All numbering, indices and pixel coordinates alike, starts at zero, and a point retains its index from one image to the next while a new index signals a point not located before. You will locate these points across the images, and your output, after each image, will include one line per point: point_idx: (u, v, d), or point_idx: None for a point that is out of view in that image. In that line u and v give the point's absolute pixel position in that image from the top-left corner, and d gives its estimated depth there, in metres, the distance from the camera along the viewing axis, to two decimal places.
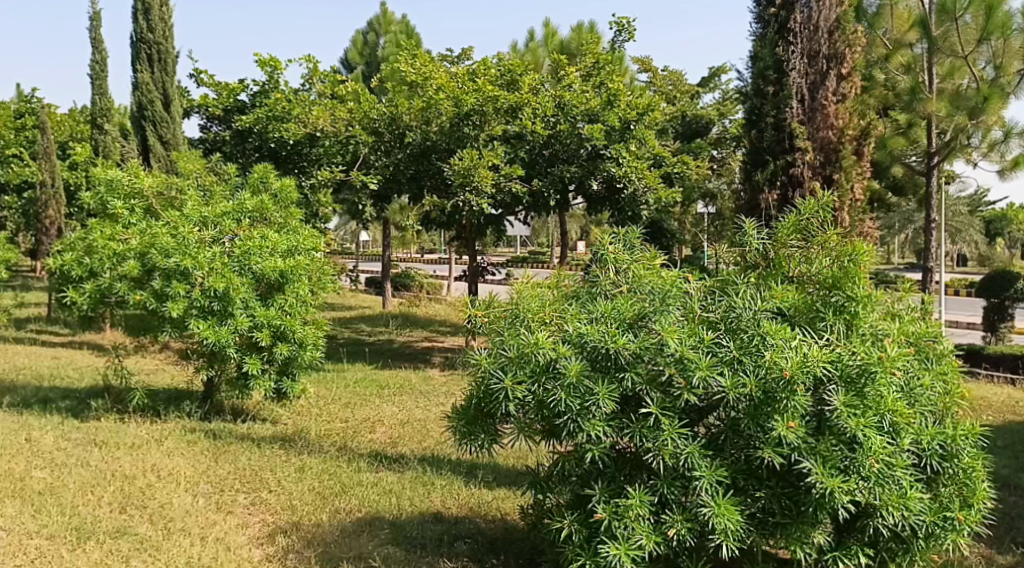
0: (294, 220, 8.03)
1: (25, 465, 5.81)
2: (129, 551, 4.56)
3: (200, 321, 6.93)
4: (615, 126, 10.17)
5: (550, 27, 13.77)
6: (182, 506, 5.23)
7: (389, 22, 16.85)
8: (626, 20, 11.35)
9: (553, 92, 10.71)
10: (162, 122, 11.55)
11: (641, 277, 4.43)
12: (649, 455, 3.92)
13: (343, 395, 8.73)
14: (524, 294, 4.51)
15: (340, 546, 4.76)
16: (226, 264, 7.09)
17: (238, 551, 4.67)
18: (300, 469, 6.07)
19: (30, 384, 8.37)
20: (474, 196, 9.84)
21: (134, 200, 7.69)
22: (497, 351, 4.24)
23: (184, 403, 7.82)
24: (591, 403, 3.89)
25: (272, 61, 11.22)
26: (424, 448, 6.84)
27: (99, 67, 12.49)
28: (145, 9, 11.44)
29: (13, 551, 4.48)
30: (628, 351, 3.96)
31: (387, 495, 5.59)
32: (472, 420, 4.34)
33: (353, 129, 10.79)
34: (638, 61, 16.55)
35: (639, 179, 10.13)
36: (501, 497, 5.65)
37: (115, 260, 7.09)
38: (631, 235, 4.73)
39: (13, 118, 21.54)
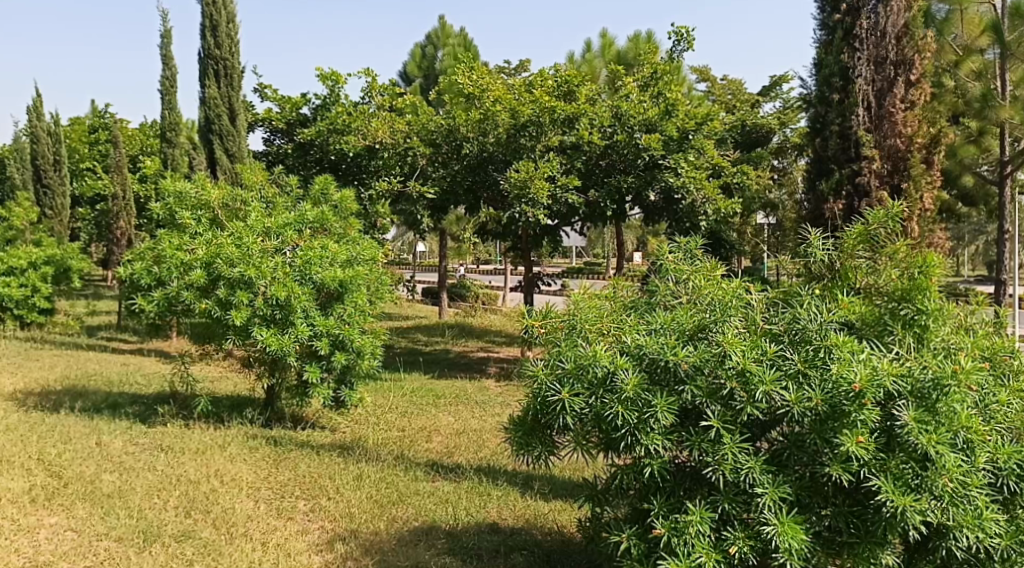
0: (354, 230, 8.16)
1: (95, 468, 6.00)
2: (193, 555, 4.66)
3: (262, 329, 7.07)
4: (673, 136, 10.13)
5: (608, 37, 13.72)
6: (244, 512, 5.33)
7: (447, 35, 17.03)
8: (685, 30, 11.24)
9: (609, 102, 10.66)
10: (228, 135, 11.88)
11: (701, 287, 4.35)
12: (710, 470, 3.85)
13: (400, 404, 8.81)
14: (581, 304, 4.47)
15: (397, 555, 4.79)
16: (288, 273, 7.25)
17: (298, 557, 4.74)
18: (358, 477, 6.13)
19: (100, 389, 8.66)
20: (530, 207, 9.78)
21: (201, 211, 7.93)
22: (554, 362, 4.19)
23: (246, 410, 7.99)
24: (649, 416, 3.85)
25: (333, 75, 11.45)
26: (480, 458, 6.85)
27: (169, 83, 12.92)
28: (212, 25, 11.79)
29: (83, 552, 4.64)
30: (689, 362, 3.90)
31: (443, 505, 5.60)
32: (529, 431, 4.32)
33: (411, 141, 11.01)
34: (696, 71, 16.38)
35: (698, 189, 10.01)
36: (557, 509, 5.62)
37: (183, 269, 7.25)
38: (690, 245, 4.64)
39: (87, 133, 22.49)
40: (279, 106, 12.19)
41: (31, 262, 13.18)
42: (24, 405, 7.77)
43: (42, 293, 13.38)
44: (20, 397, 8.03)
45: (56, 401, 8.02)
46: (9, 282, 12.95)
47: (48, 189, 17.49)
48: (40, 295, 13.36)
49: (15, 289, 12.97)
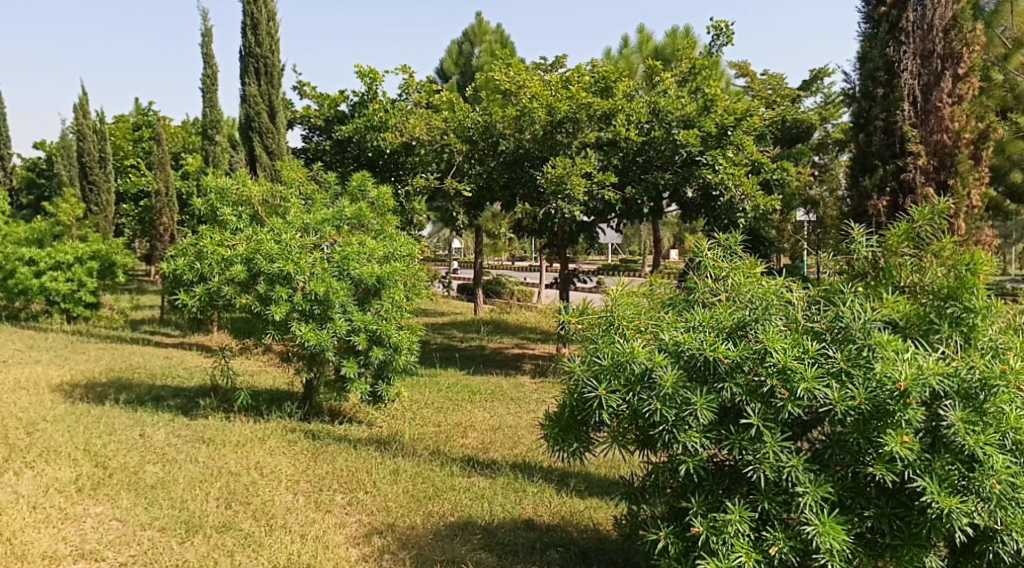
0: (391, 227, 8.20)
1: (139, 459, 6.12)
2: (234, 545, 4.74)
3: (301, 324, 7.15)
4: (711, 132, 10.02)
5: (645, 33, 13.61)
6: (283, 504, 5.40)
7: (484, 32, 17.04)
8: (724, 24, 11.12)
9: (647, 98, 10.57)
10: (268, 132, 12.02)
11: (740, 285, 4.29)
12: (749, 469, 3.81)
13: (435, 399, 8.85)
14: (619, 301, 4.42)
15: (433, 549, 4.82)
16: (327, 269, 7.34)
17: (336, 550, 4.78)
18: (395, 472, 6.17)
19: (144, 382, 8.83)
20: (566, 203, 9.75)
21: (242, 208, 8.04)
22: (591, 359, 4.15)
23: (285, 403, 8.10)
24: (687, 413, 3.83)
25: (371, 72, 11.53)
26: (516, 455, 6.86)
27: (210, 81, 13.12)
28: (253, 24, 11.94)
29: (128, 542, 4.74)
30: (728, 359, 3.85)
31: (479, 501, 5.61)
32: (566, 427, 4.30)
33: (447, 138, 11.01)
34: (735, 66, 16.19)
35: (736, 186, 9.91)
36: (593, 506, 5.60)
37: (223, 265, 7.36)
38: (730, 241, 4.59)
39: (132, 130, 22.97)
40: (318, 103, 12.31)
41: (77, 257, 13.50)
42: (70, 397, 7.95)
43: (88, 287, 13.71)
44: (68, 389, 8.23)
45: (102, 393, 8.20)
46: (56, 276, 13.30)
47: (93, 186, 17.87)
48: (85, 289, 13.69)
49: (62, 283, 13.32)
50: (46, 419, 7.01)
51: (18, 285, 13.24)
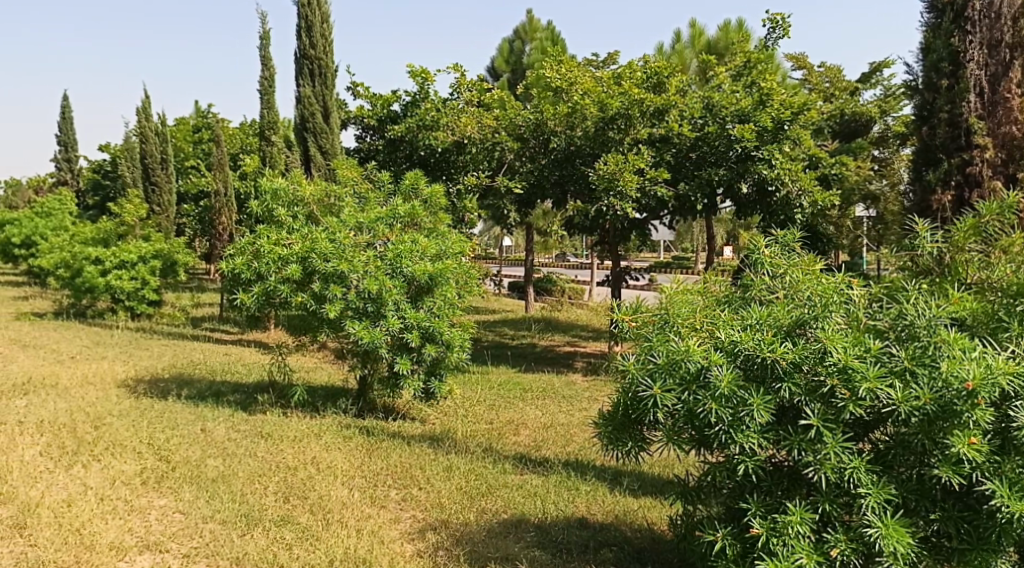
0: (443, 225, 8.25)
1: (200, 454, 6.28)
2: (292, 539, 4.82)
3: (355, 322, 7.24)
4: (767, 127, 9.69)
5: (697, 26, 13.42)
6: (339, 499, 5.48)
7: (535, 29, 17.03)
8: (781, 17, 10.90)
9: (700, 93, 10.49)
10: (322, 133, 12.20)
11: (798, 282, 4.19)
12: (809, 470, 3.73)
13: (487, 396, 8.89)
14: (673, 300, 4.36)
15: (487, 546, 4.84)
16: (380, 266, 7.41)
17: (392, 545, 4.83)
18: (448, 468, 6.21)
19: (205, 377, 9.05)
20: (618, 200, 9.69)
21: (297, 207, 8.17)
22: (645, 357, 4.10)
23: (340, 400, 8.22)
24: (744, 413, 3.77)
25: (422, 72, 11.62)
26: (568, 453, 6.84)
27: (267, 83, 13.37)
28: (308, 26, 12.18)
29: (190, 534, 4.86)
30: (787, 359, 3.77)
31: (532, 498, 5.62)
32: (620, 426, 4.27)
33: (499, 136, 11.05)
34: (792, 58, 15.87)
35: (794, 181, 9.79)
36: (647, 506, 5.55)
37: (280, 264, 7.50)
38: (787, 238, 4.51)
39: (191, 133, 23.58)
40: (371, 103, 12.46)
41: (141, 256, 13.89)
42: (134, 392, 8.20)
43: (151, 285, 14.11)
44: (132, 384, 8.49)
45: (165, 388, 8.44)
46: (121, 274, 13.72)
47: (156, 187, 18.38)
48: (149, 287, 14.10)
49: (126, 281, 13.74)
50: (112, 413, 7.24)
51: (85, 284, 13.71)
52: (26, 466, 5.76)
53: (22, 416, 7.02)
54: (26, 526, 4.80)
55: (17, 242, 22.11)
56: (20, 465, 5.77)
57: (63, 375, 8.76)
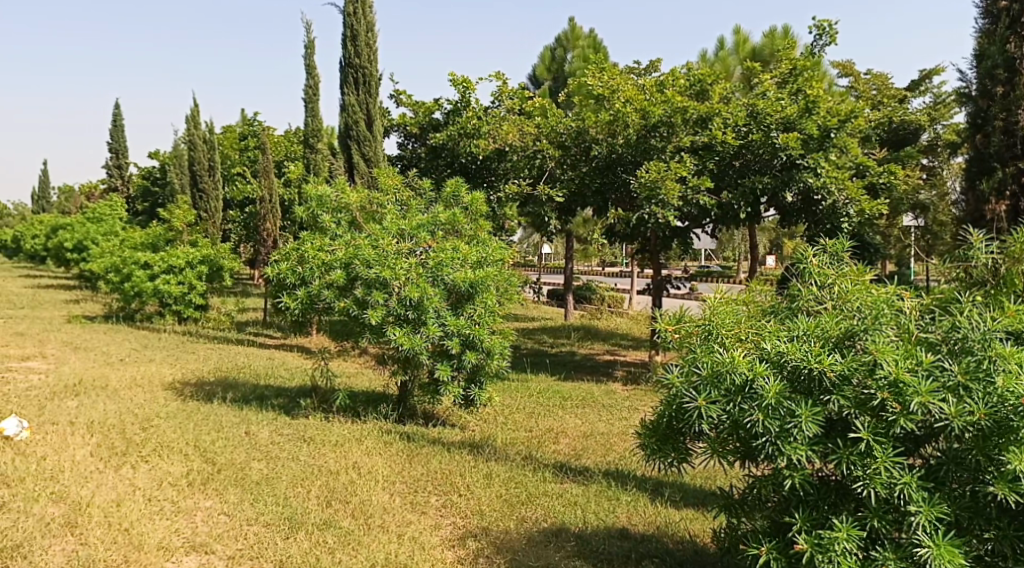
0: (484, 232, 8.27)
1: (245, 457, 6.36)
2: (335, 543, 4.87)
3: (396, 328, 7.30)
4: (813, 135, 9.66)
5: (742, 33, 13.27)
6: (380, 504, 5.52)
7: (577, 37, 16.98)
8: (828, 23, 10.76)
9: (745, 100, 10.37)
10: (365, 140, 12.33)
11: (848, 293, 4.11)
12: (858, 485, 3.66)
13: (527, 404, 8.89)
14: (718, 310, 4.29)
15: (528, 554, 4.83)
16: (421, 274, 7.45)
17: (433, 551, 4.85)
18: (488, 476, 6.21)
19: (249, 381, 9.18)
20: (660, 209, 9.62)
21: (341, 214, 8.25)
22: (690, 368, 4.05)
23: (380, 405, 8.27)
24: (791, 426, 3.70)
25: (464, 81, 11.69)
26: (609, 462, 6.79)
27: (312, 92, 13.56)
28: (353, 35, 12.35)
29: (236, 535, 4.93)
30: (835, 371, 3.70)
31: (572, 507, 5.59)
32: (663, 437, 4.22)
33: (540, 144, 11.07)
34: (839, 65, 15.62)
35: (840, 189, 9.72)
36: (689, 517, 5.48)
37: (324, 269, 7.59)
38: (837, 247, 4.43)
39: (238, 140, 24.01)
40: (413, 110, 12.58)
41: (188, 261, 14.17)
42: (182, 394, 8.36)
43: (197, 290, 14.38)
44: (179, 387, 8.65)
45: (210, 391, 8.58)
46: (169, 279, 14.00)
47: (203, 193, 18.69)
48: (195, 292, 14.36)
49: (173, 286, 14.02)
50: (160, 415, 7.38)
51: (134, 288, 14.02)
52: (78, 465, 5.90)
53: (74, 416, 7.19)
54: (77, 524, 4.90)
55: (70, 246, 22.72)
56: (72, 465, 5.91)
57: (113, 377, 8.97)
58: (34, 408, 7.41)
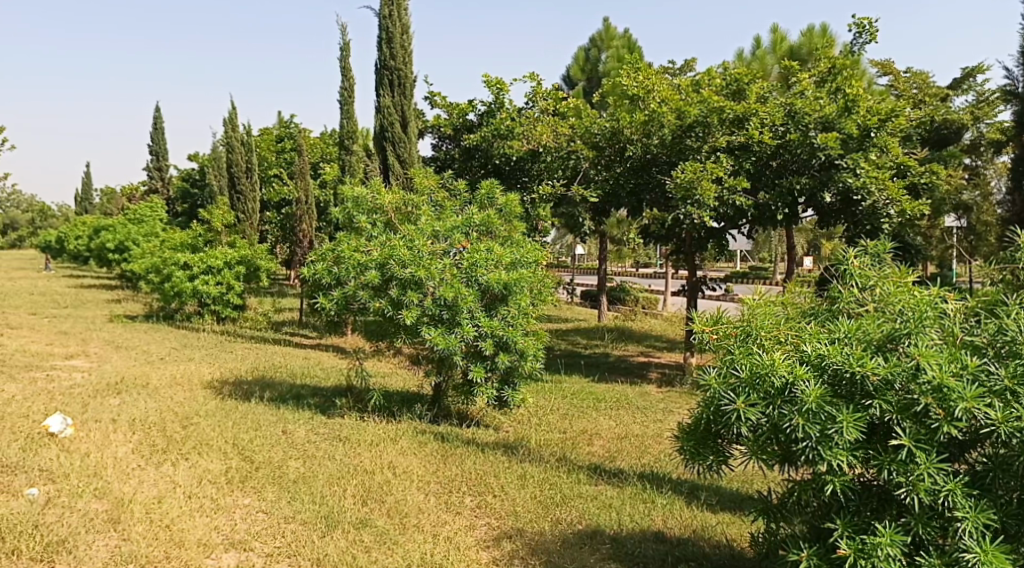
0: (518, 233, 8.26)
1: (282, 455, 6.43)
2: (371, 542, 4.90)
3: (431, 329, 7.34)
4: (852, 134, 9.55)
5: (779, 32, 13.11)
6: (415, 504, 5.54)
7: (611, 37, 16.93)
8: (868, 21, 10.60)
9: (783, 99, 10.21)
10: (400, 142, 12.40)
11: (890, 294, 4.02)
12: (902, 491, 3.59)
13: (561, 406, 8.86)
14: (756, 311, 4.23)
15: (563, 556, 4.81)
16: (456, 274, 7.49)
17: (468, 551, 4.86)
18: (523, 476, 6.21)
19: (285, 381, 9.27)
20: (696, 209, 9.53)
21: (377, 215, 8.29)
22: (727, 370, 3.99)
23: (415, 405, 8.31)
24: (832, 431, 3.63)
25: (498, 82, 11.71)
26: (644, 465, 6.75)
27: (348, 94, 13.68)
28: (388, 38, 12.43)
29: (274, 534, 4.98)
30: (878, 375, 3.63)
31: (607, 510, 5.56)
32: (701, 440, 4.18)
33: (574, 145, 11.22)
34: (878, 64, 15.37)
35: (881, 190, 9.54)
36: (726, 521, 5.43)
37: (360, 270, 7.63)
38: (878, 249, 4.35)
39: (275, 142, 24.33)
40: (447, 112, 12.63)
41: (225, 262, 14.36)
42: (220, 393, 8.47)
43: (235, 290, 14.57)
44: (217, 386, 8.77)
45: (248, 390, 8.69)
46: (207, 279, 14.20)
47: (240, 194, 18.85)
48: (233, 292, 14.56)
49: (212, 286, 14.21)
50: (199, 413, 7.49)
51: (174, 288, 14.24)
52: (120, 462, 6.01)
53: (116, 414, 7.32)
54: (119, 520, 4.99)
55: (112, 247, 23.17)
56: (114, 461, 6.02)
57: (153, 376, 9.12)
58: (78, 405, 7.56)
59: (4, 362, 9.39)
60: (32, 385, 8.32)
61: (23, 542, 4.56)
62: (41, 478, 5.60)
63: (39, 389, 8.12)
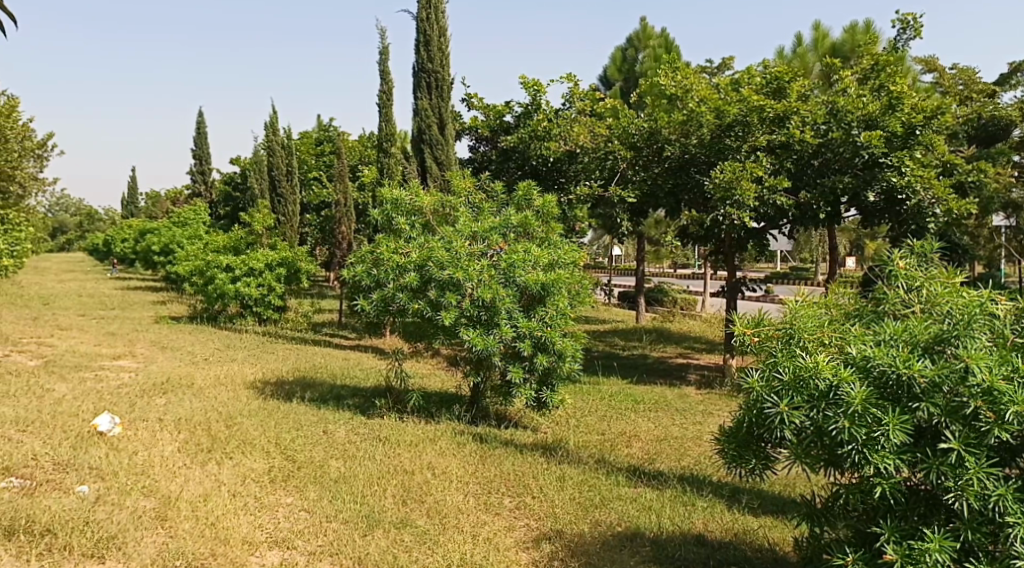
0: (555, 234, 8.23)
1: (324, 455, 6.52)
2: (412, 542, 4.94)
3: (470, 330, 7.39)
4: (897, 132, 9.39)
5: (820, 29, 12.91)
6: (455, 504, 5.57)
7: (648, 36, 16.86)
8: (912, 17, 10.41)
9: (824, 98, 10.05)
10: (438, 144, 12.48)
11: (937, 296, 3.93)
12: (950, 495, 3.52)
13: (599, 407, 8.84)
14: (799, 313, 4.16)
15: (602, 558, 4.80)
16: (494, 275, 7.51)
17: (507, 552, 4.88)
18: (561, 478, 6.21)
19: (326, 381, 9.40)
20: (735, 210, 9.42)
21: (415, 217, 8.34)
22: (770, 373, 3.94)
23: (454, 406, 8.36)
24: (878, 434, 3.57)
25: (535, 84, 11.72)
26: (684, 467, 6.71)
27: (385, 97, 13.79)
28: (426, 41, 12.49)
29: (316, 532, 5.04)
30: (925, 378, 3.56)
31: (647, 512, 5.54)
32: (743, 443, 4.14)
33: (612, 145, 10.92)
34: (922, 61, 15.06)
35: (926, 188, 9.33)
36: (768, 525, 5.37)
37: (399, 271, 7.69)
38: (924, 249, 4.26)
39: (314, 146, 24.66)
40: (484, 113, 12.69)
41: (267, 264, 14.59)
42: (262, 393, 8.60)
43: (276, 292, 14.77)
44: (260, 386, 8.89)
45: (290, 390, 8.80)
46: (249, 282, 14.43)
47: (281, 197, 19.11)
48: (274, 294, 14.77)
49: (254, 288, 14.44)
50: (242, 413, 7.62)
51: (217, 290, 14.49)
52: (166, 460, 6.14)
53: (162, 413, 7.48)
54: (167, 518, 5.09)
55: (157, 249, 23.68)
56: (161, 460, 6.15)
57: (198, 376, 9.29)
58: (126, 405, 7.74)
59: (55, 363, 9.63)
60: (82, 385, 8.54)
61: (74, 539, 4.67)
62: (91, 475, 5.73)
63: (89, 389, 8.32)
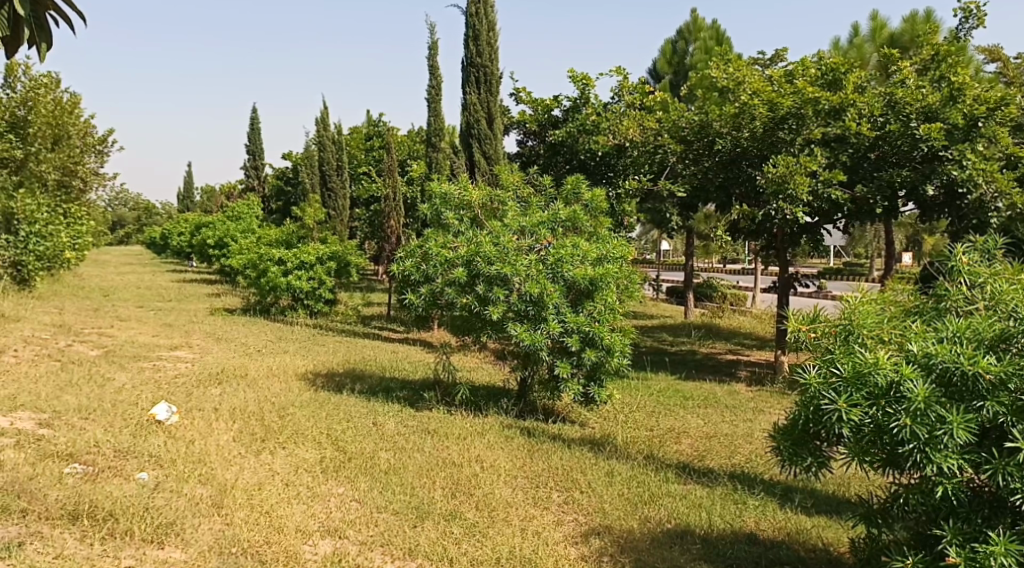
0: (603, 228, 8.16)
1: (374, 446, 6.58)
2: (461, 534, 4.96)
3: (517, 325, 7.40)
4: (958, 124, 9.11)
5: (878, 19, 12.58)
6: (503, 497, 5.59)
7: (699, 28, 16.62)
8: (975, 6, 10.08)
9: (881, 89, 9.81)
10: (486, 139, 12.49)
11: (1003, 292, 3.80)
12: (1017, 497, 3.40)
13: (647, 403, 8.79)
14: (857, 309, 4.06)
15: (652, 555, 4.76)
16: (542, 270, 7.50)
17: (557, 547, 4.86)
18: (610, 473, 6.18)
19: (375, 373, 9.53)
20: (788, 204, 9.28)
21: (463, 211, 8.37)
22: (828, 369, 3.86)
23: (502, 400, 8.39)
24: (941, 433, 3.48)
25: (584, 78, 11.66)
26: (734, 464, 6.63)
27: (433, 92, 13.85)
28: (475, 35, 12.52)
29: (367, 522, 5.10)
30: (991, 375, 3.46)
31: (696, 509, 5.48)
32: (799, 441, 4.06)
33: (662, 139, 10.94)
34: (985, 50, 14.57)
35: (988, 182, 8.98)
36: (822, 525, 5.27)
37: (447, 266, 7.76)
38: (987, 244, 4.13)
39: (364, 141, 24.93)
40: (532, 107, 12.69)
41: (318, 257, 14.81)
42: (313, 385, 8.74)
43: (327, 285, 14.98)
44: (311, 378, 9.03)
45: (340, 382, 8.93)
46: (301, 275, 14.65)
47: (331, 192, 19.38)
48: (325, 287, 14.99)
49: (305, 281, 14.67)
50: (294, 404, 7.74)
51: (268, 283, 14.71)
52: (222, 449, 6.27)
53: (217, 404, 7.64)
54: (223, 506, 5.20)
55: (213, 243, 24.22)
56: (217, 449, 6.29)
57: (252, 367, 9.49)
58: (183, 394, 7.94)
59: (115, 353, 9.91)
60: (141, 375, 8.77)
61: (135, 524, 4.80)
62: (150, 463, 5.90)
63: (147, 379, 8.54)
